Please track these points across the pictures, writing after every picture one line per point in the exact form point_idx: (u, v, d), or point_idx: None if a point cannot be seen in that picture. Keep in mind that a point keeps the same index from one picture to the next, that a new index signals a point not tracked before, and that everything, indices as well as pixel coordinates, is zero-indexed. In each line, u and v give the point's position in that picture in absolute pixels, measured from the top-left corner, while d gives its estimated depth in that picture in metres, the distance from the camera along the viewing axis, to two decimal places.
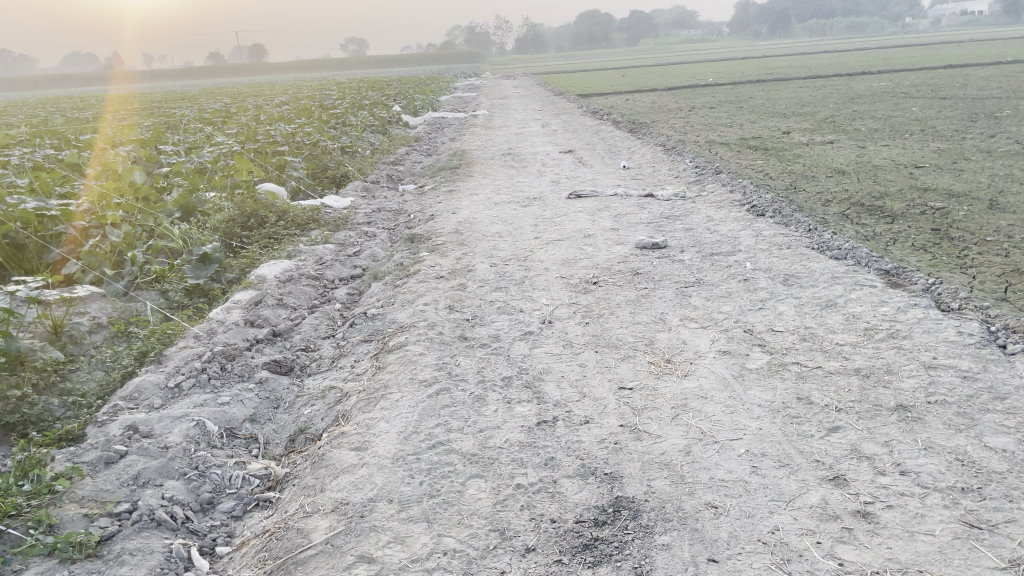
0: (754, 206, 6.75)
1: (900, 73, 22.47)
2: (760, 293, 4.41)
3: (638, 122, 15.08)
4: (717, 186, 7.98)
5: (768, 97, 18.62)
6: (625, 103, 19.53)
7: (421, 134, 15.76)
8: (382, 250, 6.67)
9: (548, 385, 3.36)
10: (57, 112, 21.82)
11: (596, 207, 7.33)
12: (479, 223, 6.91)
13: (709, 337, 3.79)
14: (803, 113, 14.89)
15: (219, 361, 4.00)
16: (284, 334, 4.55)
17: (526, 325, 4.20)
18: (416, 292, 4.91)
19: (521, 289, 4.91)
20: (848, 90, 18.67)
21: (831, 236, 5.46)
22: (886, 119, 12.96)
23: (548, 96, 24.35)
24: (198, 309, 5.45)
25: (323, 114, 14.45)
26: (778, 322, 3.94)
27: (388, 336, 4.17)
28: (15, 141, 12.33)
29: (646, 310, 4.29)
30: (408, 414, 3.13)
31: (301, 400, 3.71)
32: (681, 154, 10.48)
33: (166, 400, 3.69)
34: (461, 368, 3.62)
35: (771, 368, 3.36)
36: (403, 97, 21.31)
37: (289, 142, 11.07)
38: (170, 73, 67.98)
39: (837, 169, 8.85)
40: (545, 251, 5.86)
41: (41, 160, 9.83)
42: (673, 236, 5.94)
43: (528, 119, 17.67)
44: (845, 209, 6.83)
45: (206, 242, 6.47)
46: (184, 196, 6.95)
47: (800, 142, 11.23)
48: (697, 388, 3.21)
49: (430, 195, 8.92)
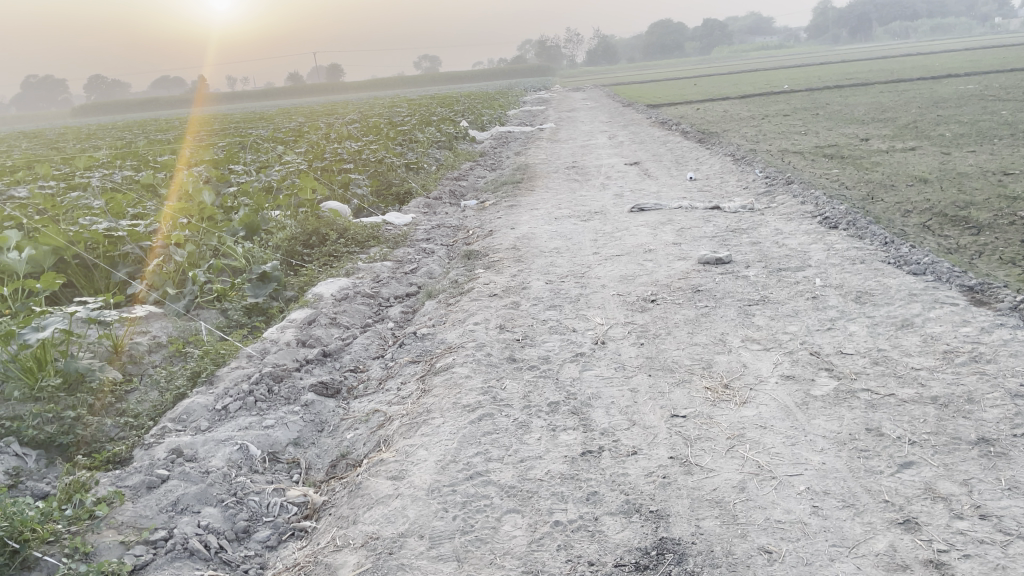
0: (826, 218, 6.42)
1: (989, 75, 21.42)
2: (829, 312, 4.15)
3: (707, 132, 14.74)
4: (787, 197, 7.66)
5: (845, 103, 17.98)
6: (694, 113, 19.14)
7: (487, 149, 15.78)
8: (439, 267, 6.60)
9: (596, 411, 3.20)
10: (142, 135, 22.74)
11: (659, 220, 7.11)
12: (538, 239, 6.79)
13: (771, 360, 3.57)
14: (882, 119, 14.29)
15: (267, 382, 3.97)
16: (334, 354, 4.50)
17: (578, 346, 4.04)
18: (467, 311, 4.80)
19: (576, 307, 4.75)
20: (931, 94, 17.87)
21: (909, 250, 5.13)
22: (972, 124, 12.31)
23: (616, 108, 24.10)
24: (255, 328, 5.47)
25: (390, 132, 14.61)
26: (847, 344, 3.68)
27: (436, 357, 4.07)
28: (97, 164, 12.83)
29: (705, 330, 4.08)
30: (449, 442, 3.01)
31: (346, 423, 3.63)
32: (751, 164, 10.14)
33: (213, 422, 3.67)
34: (507, 392, 3.48)
35: (838, 395, 3.11)
36: (471, 112, 21.42)
37: (355, 159, 11.19)
38: (251, 94, 70.24)
39: (917, 177, 8.40)
40: (603, 267, 5.69)
41: (119, 181, 10.18)
42: (738, 251, 5.69)
43: (595, 131, 17.49)
44: (925, 220, 6.44)
45: (267, 260, 6.53)
46: (248, 215, 7.05)
47: (878, 149, 10.74)
48: (756, 417, 3.00)
49: (491, 210, 8.85)
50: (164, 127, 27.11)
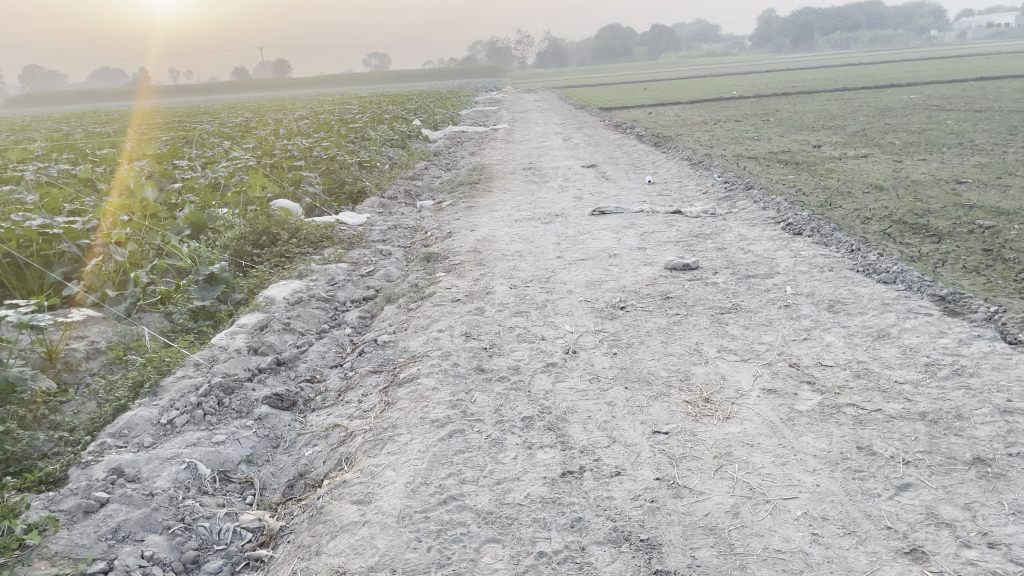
0: (789, 224, 6.38)
1: (931, 85, 21.98)
2: (804, 321, 4.05)
3: (662, 136, 14.74)
4: (748, 203, 7.61)
5: (795, 110, 18.21)
6: (648, 117, 19.18)
7: (441, 148, 15.54)
8: (396, 270, 6.37)
9: (574, 427, 3.03)
10: (78, 127, 21.84)
11: (622, 224, 7.00)
12: (499, 242, 6.60)
13: (751, 372, 3.44)
14: (832, 126, 14.48)
15: (216, 394, 3.70)
16: (289, 362, 4.25)
17: (548, 355, 3.87)
18: (430, 317, 4.59)
19: (543, 314, 4.58)
20: (878, 103, 18.22)
21: (876, 257, 5.08)
22: (921, 132, 12.54)
23: (570, 110, 24.07)
24: (202, 333, 5.17)
25: (342, 129, 14.27)
26: (826, 355, 3.58)
27: (399, 367, 3.86)
28: (32, 157, 12.23)
29: (679, 339, 3.94)
30: (418, 461, 2.80)
31: (303, 439, 3.39)
32: (709, 169, 10.12)
33: (158, 438, 3.39)
34: (478, 406, 3.29)
35: (824, 410, 3.00)
36: (423, 112, 21.14)
37: (307, 157, 10.85)
38: (195, 88, 68.52)
39: (874, 184, 8.46)
40: (568, 271, 5.53)
41: (55, 176, 9.69)
42: (704, 257, 5.59)
43: (549, 133, 17.37)
44: (886, 227, 6.44)
45: (215, 261, 6.21)
46: (194, 213, 6.70)
47: (832, 156, 10.83)
48: (742, 433, 2.86)
49: (448, 210, 8.63)
50: (103, 120, 26.21)
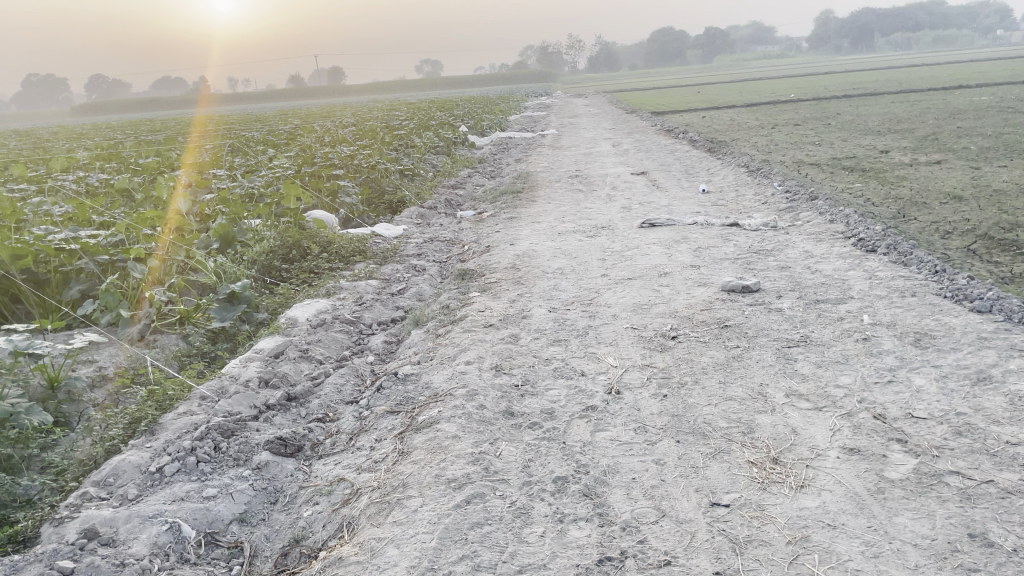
0: (861, 239, 5.79)
1: (1006, 86, 20.89)
2: (887, 359, 3.49)
3: (717, 141, 14.13)
4: (813, 214, 7.01)
5: (858, 113, 17.38)
6: (699, 122, 18.54)
7: (486, 155, 15.15)
8: (429, 288, 5.96)
9: (615, 494, 2.55)
10: (131, 136, 22.10)
11: (674, 238, 6.49)
12: (540, 258, 6.15)
13: (828, 425, 2.91)
14: (900, 130, 13.67)
15: (213, 438, 3.30)
16: (301, 398, 3.84)
17: (588, 397, 3.38)
18: (459, 346, 4.14)
19: (584, 343, 4.10)
20: (948, 105, 17.29)
21: (966, 280, 4.48)
22: (997, 136, 11.70)
23: (619, 115, 23.48)
24: (219, 358, 4.81)
25: (386, 136, 14.01)
26: (918, 404, 3.03)
27: (419, 408, 3.41)
28: (76, 164, 12.22)
29: (739, 379, 3.42)
30: (425, 538, 2.35)
31: (305, 494, 2.96)
32: (768, 177, 9.50)
33: (144, 489, 3.00)
34: (503, 462, 2.82)
35: (921, 481, 2.46)
36: (470, 117, 20.80)
37: (347, 164, 10.54)
38: (250, 95, 69.54)
39: (951, 193, 7.78)
40: (614, 293, 5.04)
41: (94, 187, 9.59)
42: (766, 277, 5.05)
43: (598, 139, 16.80)
44: (969, 243, 5.79)
45: (240, 278, 5.89)
46: (223, 225, 6.39)
47: (901, 162, 10.10)
48: (820, 511, 2.35)
49: (489, 221, 8.22)
50: (158, 128, 26.60)
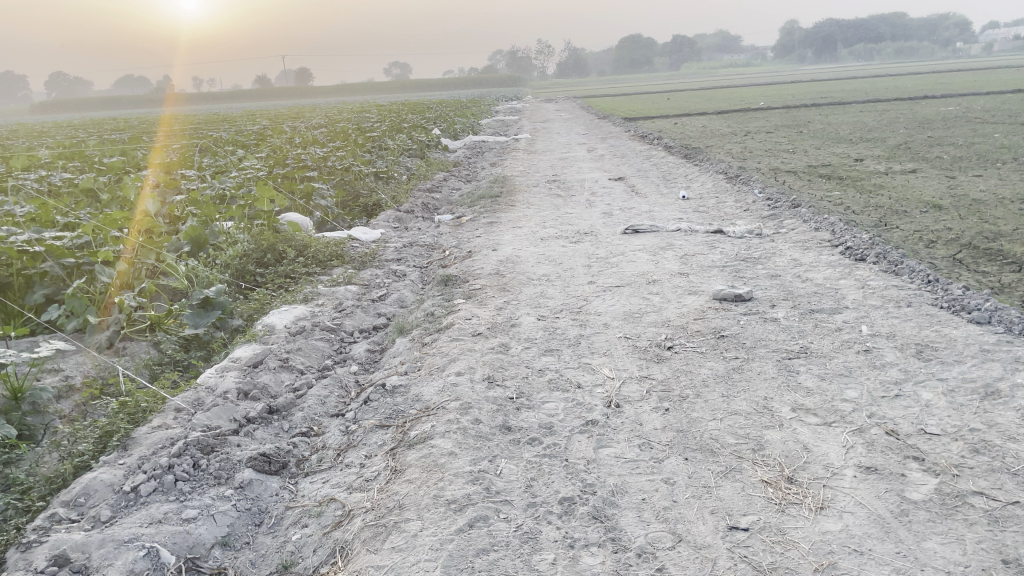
0: (849, 248, 5.73)
1: (970, 97, 21.22)
2: (891, 372, 3.41)
3: (691, 147, 14.12)
4: (796, 222, 6.97)
5: (829, 121, 17.54)
6: (673, 127, 18.57)
7: (461, 158, 15.01)
8: (411, 294, 5.79)
9: (626, 517, 2.42)
10: (94, 134, 21.65)
11: (658, 244, 6.40)
12: (524, 263, 6.01)
13: (840, 442, 2.81)
14: (872, 139, 13.78)
15: (192, 454, 3.10)
16: (283, 411, 3.65)
17: (587, 410, 3.25)
18: (448, 355, 3.99)
19: (577, 353, 3.97)
20: (916, 114, 17.51)
21: (960, 290, 4.43)
22: (969, 146, 11.83)
23: (591, 120, 23.45)
24: (192, 367, 4.59)
25: (359, 138, 13.79)
26: (929, 419, 2.94)
27: (411, 422, 3.25)
28: (38, 163, 11.84)
29: (743, 393, 3.30)
30: (428, 567, 2.20)
31: (291, 516, 2.78)
32: (747, 183, 9.47)
33: (118, 511, 2.79)
34: (504, 481, 2.68)
35: (945, 502, 2.37)
36: (443, 120, 20.59)
37: (320, 166, 10.33)
38: (216, 95, 68.61)
39: (930, 202, 7.80)
40: (604, 300, 4.92)
41: (57, 186, 9.28)
42: (757, 285, 4.97)
43: (572, 144, 16.73)
44: (956, 253, 5.77)
45: (213, 282, 5.68)
46: (195, 228, 6.16)
47: (876, 171, 10.14)
48: (844, 535, 2.24)
49: (468, 226, 8.07)
50: (121, 127, 26.00)
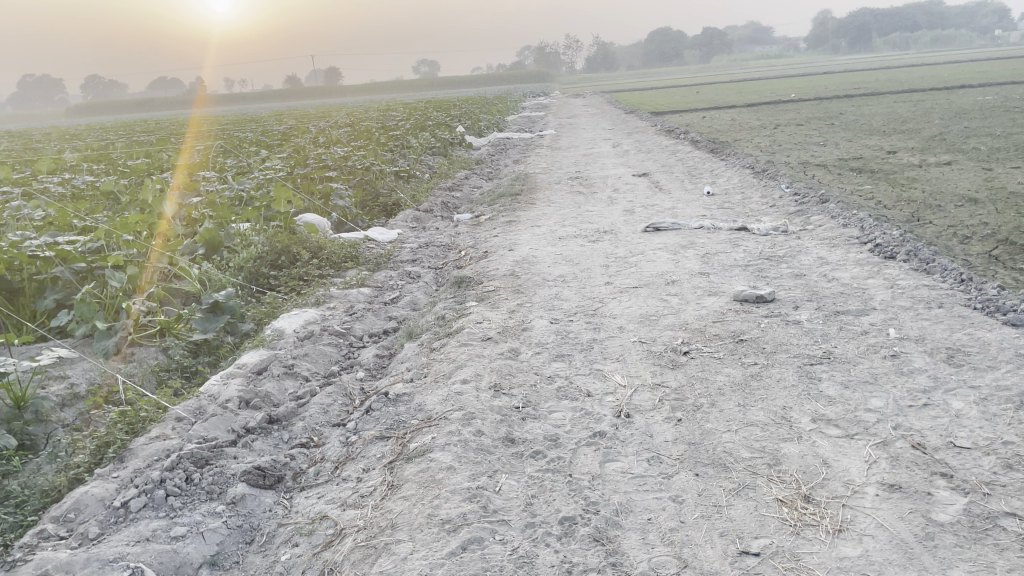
0: (878, 245, 5.51)
1: (1009, 85, 20.62)
2: (920, 379, 3.21)
3: (718, 141, 13.85)
4: (824, 218, 6.74)
5: (861, 113, 17.13)
6: (701, 121, 18.28)
7: (484, 155, 14.90)
8: (425, 296, 5.68)
9: (629, 539, 2.27)
10: (124, 136, 21.86)
11: (680, 243, 6.22)
12: (540, 264, 5.88)
13: (862, 456, 2.63)
14: (906, 130, 13.41)
15: (185, 468, 3.02)
16: (284, 421, 3.55)
17: (596, 421, 3.10)
18: (455, 362, 3.86)
19: (589, 359, 3.82)
20: (952, 104, 17.03)
21: (996, 289, 4.20)
22: (1007, 136, 11.43)
23: (618, 115, 23.17)
24: (200, 373, 4.51)
25: (382, 137, 13.72)
26: (960, 431, 2.75)
27: (411, 434, 3.13)
28: (64, 166, 11.94)
29: (760, 402, 3.14)
30: None
31: (283, 534, 2.67)
32: (774, 178, 9.23)
33: (107, 527, 2.71)
34: (502, 498, 2.54)
35: (975, 525, 2.19)
36: (467, 118, 20.47)
37: (340, 165, 10.25)
38: (246, 96, 69.31)
39: (965, 196, 7.51)
40: (620, 302, 4.76)
41: (80, 189, 9.30)
42: (780, 286, 4.77)
43: (597, 139, 16.54)
44: (991, 249, 5.52)
45: (226, 286, 5.61)
46: (209, 230, 6.10)
47: (909, 163, 9.82)
48: (863, 562, 2.07)
49: (487, 225, 7.94)
50: (150, 129, 26.26)
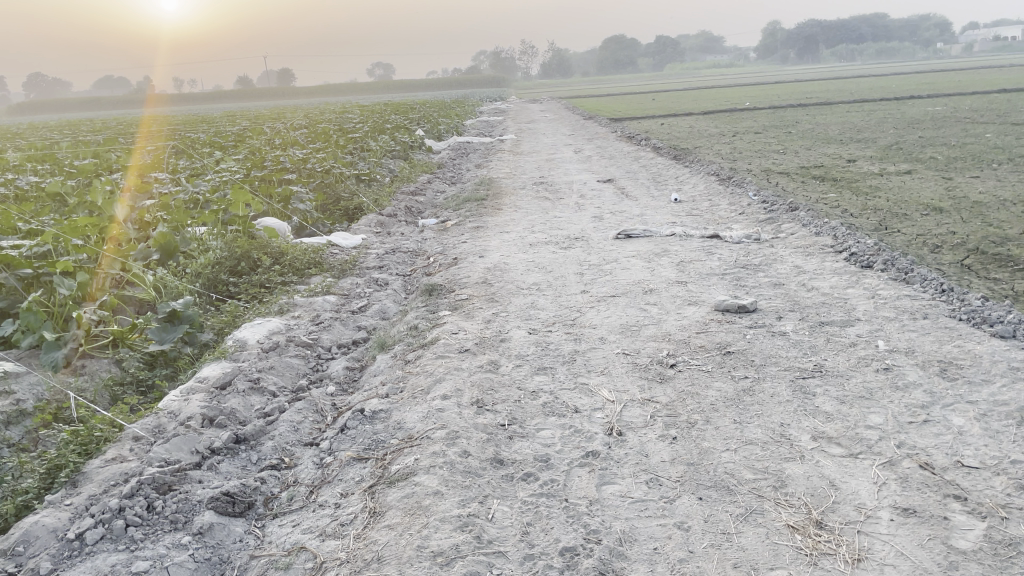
0: (853, 254, 5.47)
1: (957, 97, 21.12)
2: (917, 394, 3.12)
3: (680, 148, 13.86)
4: (795, 226, 6.71)
5: (817, 122, 17.37)
6: (661, 128, 18.35)
7: (445, 159, 14.70)
8: (393, 305, 5.48)
9: (637, 572, 2.13)
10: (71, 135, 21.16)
11: (653, 250, 6.13)
12: (512, 271, 5.71)
13: (870, 477, 2.52)
14: (864, 139, 13.58)
15: (146, 495, 2.78)
16: (251, 440, 3.33)
17: (587, 439, 2.95)
18: (433, 375, 3.68)
19: (573, 372, 3.67)
20: (905, 114, 17.37)
21: (979, 300, 4.17)
22: (962, 146, 11.64)
23: (578, 121, 23.16)
24: (157, 387, 4.24)
25: (341, 139, 13.44)
26: (967, 449, 2.66)
27: (392, 455, 2.94)
28: (8, 166, 11.42)
29: (757, 418, 3.02)
30: None
31: (256, 567, 2.46)
32: (741, 186, 9.22)
33: (60, 562, 2.47)
34: (497, 528, 2.37)
35: (998, 553, 2.09)
36: (426, 121, 20.23)
37: (299, 168, 9.97)
38: (197, 96, 67.92)
39: (929, 204, 7.56)
40: (600, 312, 4.62)
41: (23, 191, 8.85)
42: (760, 295, 4.69)
43: (559, 144, 16.45)
44: (963, 258, 5.52)
45: (183, 293, 5.33)
46: (164, 234, 5.81)
47: (871, 172, 9.91)
48: None
49: (453, 231, 7.76)
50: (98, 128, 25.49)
